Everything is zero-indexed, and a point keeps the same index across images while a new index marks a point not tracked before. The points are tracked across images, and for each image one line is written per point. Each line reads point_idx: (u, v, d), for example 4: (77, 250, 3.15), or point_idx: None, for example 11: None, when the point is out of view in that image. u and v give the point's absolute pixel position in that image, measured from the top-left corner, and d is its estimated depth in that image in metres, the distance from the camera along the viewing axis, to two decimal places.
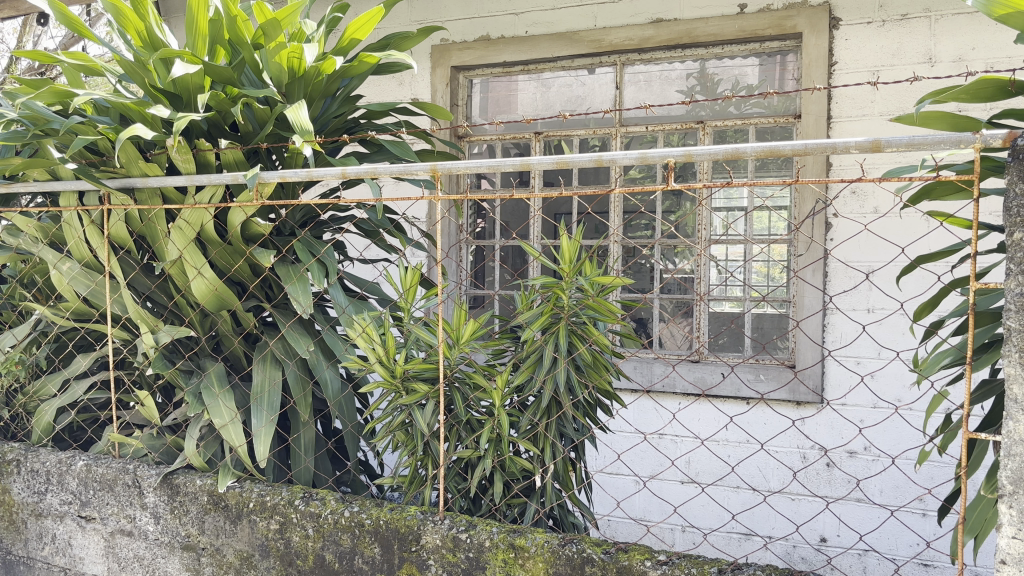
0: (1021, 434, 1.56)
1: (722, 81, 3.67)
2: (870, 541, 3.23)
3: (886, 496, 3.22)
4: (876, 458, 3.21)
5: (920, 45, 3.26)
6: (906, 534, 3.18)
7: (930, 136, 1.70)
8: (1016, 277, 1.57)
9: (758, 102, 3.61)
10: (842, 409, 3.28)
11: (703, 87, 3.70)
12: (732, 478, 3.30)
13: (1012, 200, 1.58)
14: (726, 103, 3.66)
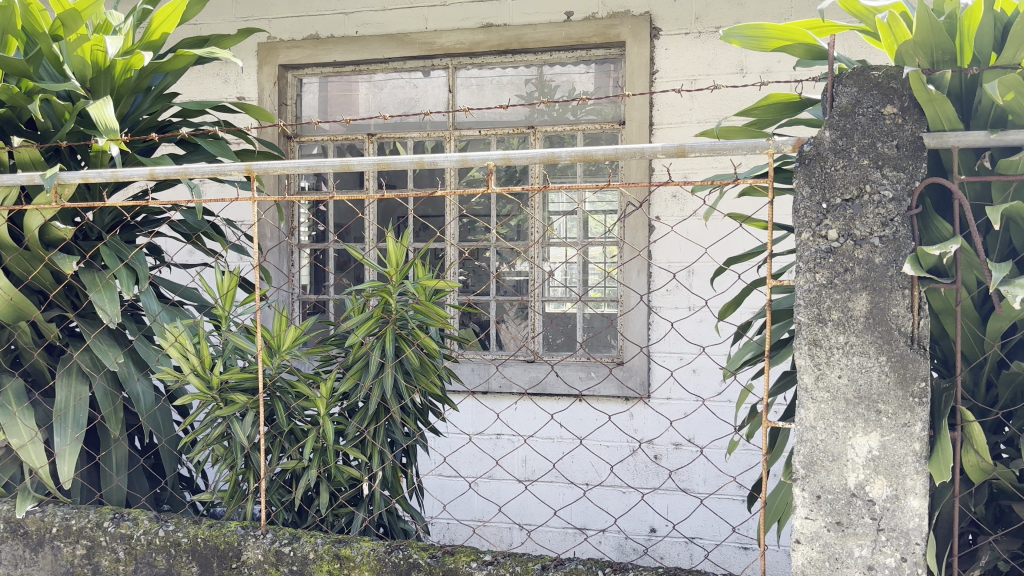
0: (811, 421, 1.68)
1: (558, 87, 3.75)
2: (693, 528, 3.39)
3: (708, 485, 3.39)
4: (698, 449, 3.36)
5: (732, 56, 3.45)
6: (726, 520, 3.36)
7: (728, 141, 1.79)
8: (805, 273, 1.69)
9: (592, 109, 3.70)
10: (667, 403, 3.42)
11: (540, 93, 3.77)
12: (563, 476, 3.37)
13: (799, 204, 1.71)
14: (563, 109, 3.75)
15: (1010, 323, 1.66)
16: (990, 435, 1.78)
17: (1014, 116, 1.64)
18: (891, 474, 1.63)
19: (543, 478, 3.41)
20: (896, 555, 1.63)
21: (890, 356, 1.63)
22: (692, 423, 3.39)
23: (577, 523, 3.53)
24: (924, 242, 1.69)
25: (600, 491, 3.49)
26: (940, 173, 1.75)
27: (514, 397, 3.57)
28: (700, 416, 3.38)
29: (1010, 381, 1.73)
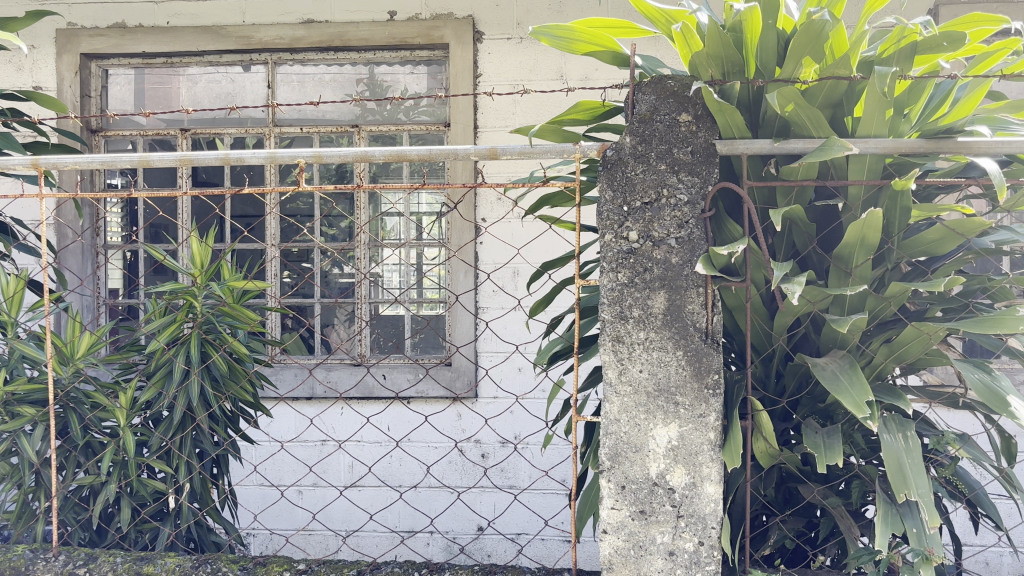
0: (616, 414, 1.75)
1: (388, 87, 3.74)
2: (519, 524, 3.45)
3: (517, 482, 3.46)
4: (508, 446, 3.43)
5: (553, 63, 3.54)
6: (531, 514, 3.44)
7: (538, 145, 1.84)
8: (608, 273, 1.76)
9: (425, 110, 3.71)
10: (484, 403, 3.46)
11: (372, 91, 3.75)
12: (378, 478, 3.35)
13: (604, 207, 1.78)
14: (396, 109, 3.72)
15: (794, 318, 1.80)
16: (778, 423, 1.91)
17: (794, 127, 1.78)
18: (689, 463, 1.72)
19: (359, 482, 3.37)
20: (694, 539, 1.72)
21: (686, 351, 1.73)
22: (509, 422, 3.44)
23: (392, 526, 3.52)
24: (718, 243, 1.80)
25: (416, 492, 3.49)
26: (731, 178, 1.87)
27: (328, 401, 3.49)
28: (514, 414, 3.44)
29: (795, 371, 1.86)
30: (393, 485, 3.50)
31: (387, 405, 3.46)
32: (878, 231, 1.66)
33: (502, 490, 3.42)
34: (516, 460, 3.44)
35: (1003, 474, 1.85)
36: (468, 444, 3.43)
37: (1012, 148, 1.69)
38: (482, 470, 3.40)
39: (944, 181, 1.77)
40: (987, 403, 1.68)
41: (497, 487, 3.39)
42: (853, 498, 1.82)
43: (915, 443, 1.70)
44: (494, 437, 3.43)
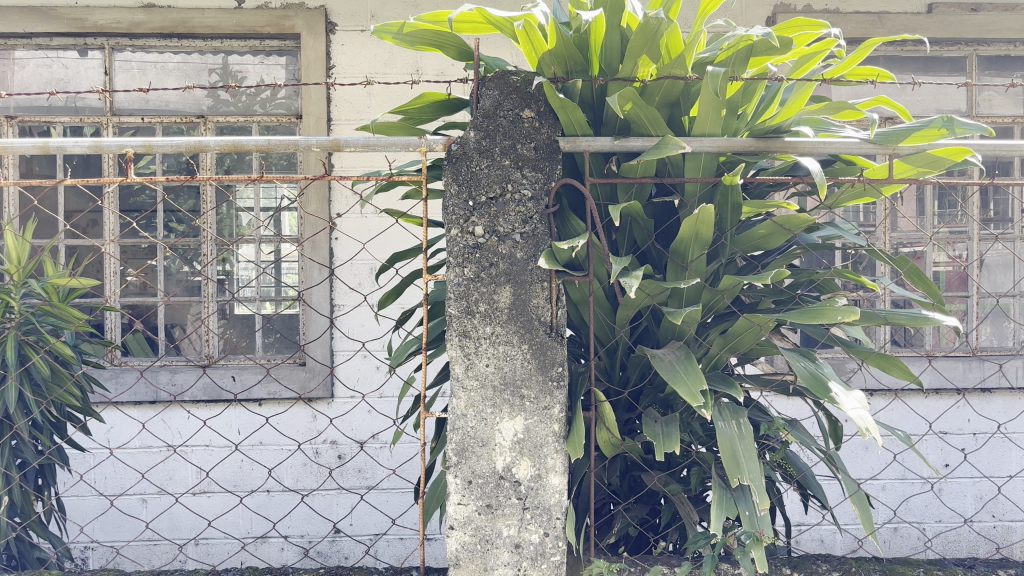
0: (462, 409, 1.74)
1: (244, 77, 3.59)
2: (374, 525, 3.40)
3: (363, 482, 3.41)
4: (354, 446, 3.37)
5: (408, 58, 3.52)
6: (376, 515, 3.40)
7: (383, 138, 1.80)
8: (454, 268, 1.75)
9: (282, 102, 3.60)
10: (335, 403, 3.39)
11: (226, 81, 3.59)
12: (219, 484, 3.23)
13: (450, 200, 1.77)
14: (251, 100, 3.60)
15: (635, 310, 1.85)
16: (623, 413, 1.96)
17: (634, 126, 1.82)
18: (534, 455, 1.74)
19: (199, 488, 3.24)
20: (540, 531, 1.73)
21: (531, 345, 1.74)
22: (355, 421, 3.39)
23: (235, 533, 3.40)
24: (562, 238, 1.83)
25: (260, 497, 3.38)
26: (575, 175, 1.90)
27: (160, 405, 3.32)
28: (362, 414, 3.39)
29: (638, 362, 1.91)
30: (234, 490, 3.38)
31: (224, 408, 3.33)
32: (711, 227, 1.73)
33: (347, 491, 3.37)
34: (361, 461, 3.39)
35: (828, 456, 1.94)
36: (312, 446, 3.35)
37: (832, 148, 1.81)
38: (334, 471, 3.34)
39: (773, 179, 1.86)
40: (811, 389, 1.77)
41: (342, 489, 3.33)
42: (692, 484, 1.88)
43: (747, 429, 1.77)
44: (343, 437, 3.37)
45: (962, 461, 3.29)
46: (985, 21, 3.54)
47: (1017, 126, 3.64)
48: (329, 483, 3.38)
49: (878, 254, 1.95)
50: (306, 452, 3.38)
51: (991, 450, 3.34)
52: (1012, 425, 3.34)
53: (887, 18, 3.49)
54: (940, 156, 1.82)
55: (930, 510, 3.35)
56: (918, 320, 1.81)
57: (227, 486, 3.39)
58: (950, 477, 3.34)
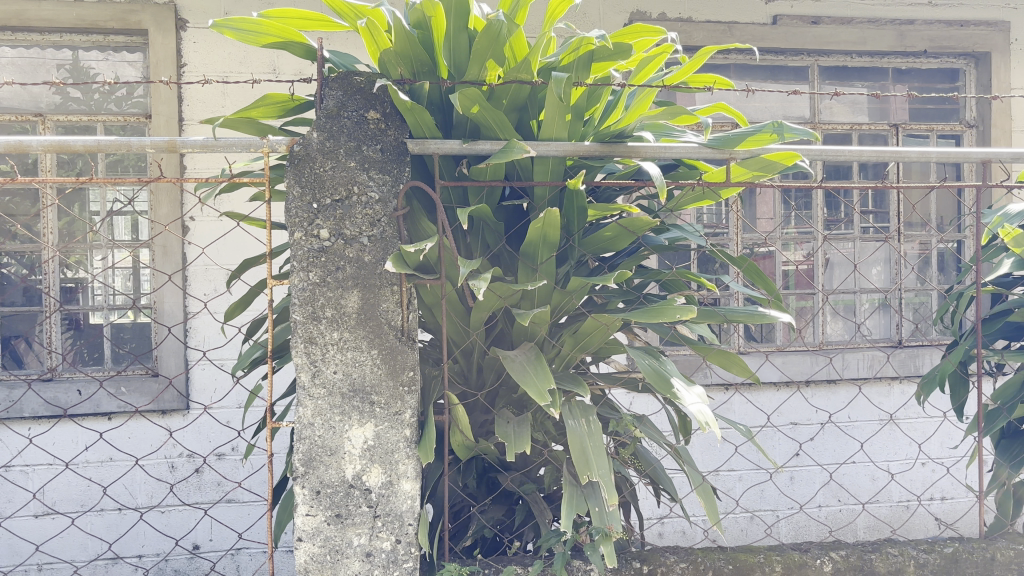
0: (309, 418, 1.70)
1: (96, 75, 3.41)
2: (218, 540, 3.30)
3: (206, 497, 3.30)
4: (195, 460, 3.25)
5: (264, 57, 3.42)
6: (219, 529, 3.30)
7: (223, 139, 1.74)
8: (298, 272, 1.71)
9: (137, 101, 3.43)
10: (180, 415, 3.26)
11: (73, 78, 3.39)
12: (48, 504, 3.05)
13: (294, 204, 1.72)
14: (102, 97, 3.41)
15: (489, 312, 1.84)
16: (478, 416, 1.96)
17: (483, 129, 1.82)
18: (385, 462, 1.72)
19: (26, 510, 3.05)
20: (391, 538, 1.71)
21: (381, 350, 1.72)
22: (197, 434, 3.27)
23: (67, 557, 3.21)
24: (412, 241, 1.82)
25: (95, 517, 3.21)
26: (425, 177, 1.88)
27: None
28: (205, 426, 3.28)
29: (492, 364, 1.91)
30: (66, 511, 3.20)
31: (53, 425, 3.15)
32: (558, 230, 1.76)
33: (187, 506, 3.25)
34: (203, 474, 3.28)
35: (675, 450, 2.01)
36: (149, 460, 3.22)
37: (672, 153, 1.87)
38: (175, 486, 3.22)
39: (619, 182, 1.90)
40: (656, 386, 1.82)
41: (182, 504, 3.21)
42: (546, 483, 1.90)
43: (596, 426, 1.81)
44: (191, 450, 3.25)
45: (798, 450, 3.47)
46: (825, 34, 3.74)
47: (855, 133, 3.89)
48: (170, 498, 3.25)
49: (720, 255, 2.02)
50: (145, 467, 3.24)
51: (826, 439, 3.54)
52: (844, 414, 3.56)
53: (736, 28, 3.64)
54: (773, 160, 1.92)
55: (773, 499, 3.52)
56: (755, 318, 1.93)
57: (59, 507, 3.20)
58: (791, 466, 3.53)
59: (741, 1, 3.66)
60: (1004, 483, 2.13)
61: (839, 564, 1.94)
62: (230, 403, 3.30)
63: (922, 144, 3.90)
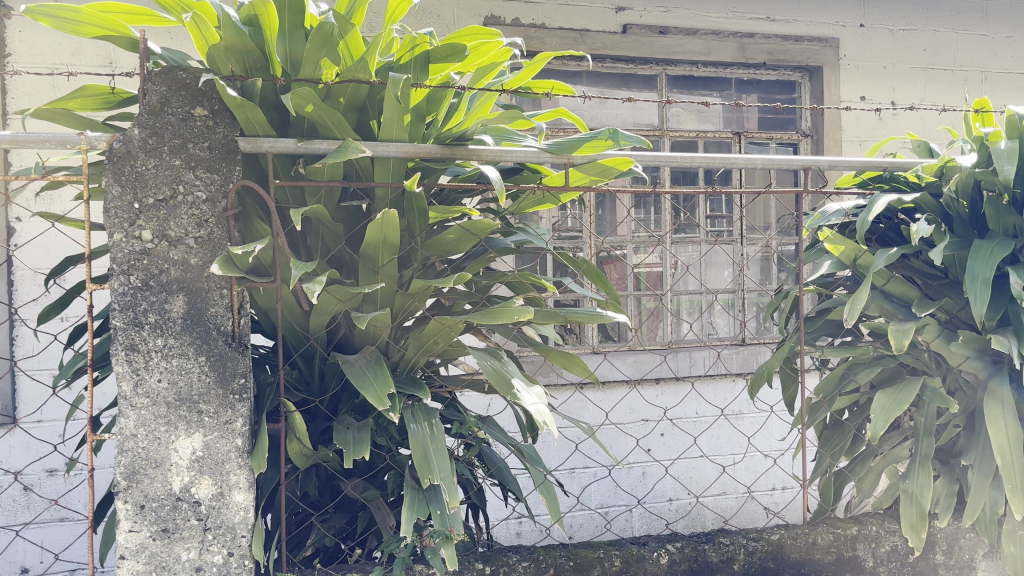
0: (132, 429, 1.62)
1: None
2: (33, 563, 3.10)
3: (22, 517, 3.10)
4: (9, 477, 3.04)
5: (99, 49, 3.24)
6: (35, 551, 3.10)
7: (35, 134, 1.63)
8: (118, 276, 1.62)
9: None
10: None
11: None
12: None
13: (115, 204, 1.63)
14: None
15: (328, 316, 1.79)
16: (319, 423, 1.90)
17: (320, 129, 1.77)
18: (214, 474, 1.65)
19: None
20: (222, 551, 1.65)
21: (209, 357, 1.65)
22: (11, 450, 3.06)
23: None
24: (246, 242, 1.75)
25: None
26: (259, 177, 1.81)
27: None
28: (20, 441, 3.07)
29: (334, 370, 1.86)
30: None
31: None
32: (397, 231, 1.73)
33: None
34: (18, 492, 3.07)
35: (517, 450, 2.02)
36: None
37: (512, 156, 1.88)
38: None
39: (460, 184, 1.90)
40: (496, 387, 1.83)
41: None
42: (388, 489, 1.86)
43: (438, 429, 1.79)
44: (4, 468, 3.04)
45: (634, 447, 3.58)
46: (672, 44, 3.87)
47: (701, 141, 4.04)
48: None
49: (561, 257, 2.06)
50: None
51: (662, 436, 3.69)
52: (677, 411, 3.70)
53: (588, 36, 3.73)
54: (609, 165, 1.98)
55: (611, 497, 3.62)
56: (595, 318, 1.98)
57: None
58: (629, 464, 3.65)
59: (592, 10, 3.75)
60: (826, 471, 2.26)
61: (674, 556, 2.01)
62: (50, 417, 3.11)
63: (762, 152, 4.10)
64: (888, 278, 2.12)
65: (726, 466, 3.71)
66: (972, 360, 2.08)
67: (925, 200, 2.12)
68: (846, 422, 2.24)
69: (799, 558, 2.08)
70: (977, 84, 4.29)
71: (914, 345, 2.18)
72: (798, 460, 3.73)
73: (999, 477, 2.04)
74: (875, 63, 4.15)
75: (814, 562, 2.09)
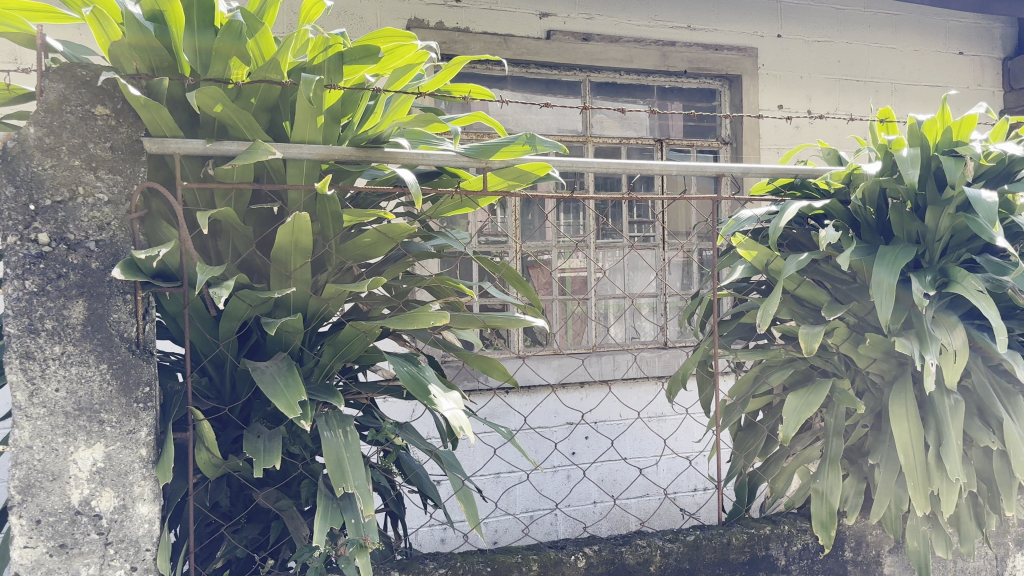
0: (27, 441, 1.54)
1: None
2: None
3: None
4: None
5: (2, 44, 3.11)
6: None
7: None
8: (11, 281, 1.55)
9: None
10: None
11: None
12: None
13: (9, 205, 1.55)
14: None
15: (239, 322, 1.75)
16: (228, 432, 1.85)
17: (230, 130, 1.73)
18: (117, 485, 1.59)
19: None
20: (125, 566, 1.59)
21: (111, 365, 1.60)
22: None
23: None
24: (151, 245, 1.70)
25: None
26: (165, 179, 1.76)
27: None
28: None
29: (245, 377, 1.82)
30: None
31: None
32: (309, 234, 1.70)
33: None
34: None
35: (435, 455, 2.00)
36: None
37: (429, 160, 1.87)
38: None
39: (375, 188, 1.88)
40: (412, 393, 1.81)
41: None
42: (302, 498, 1.83)
43: (353, 437, 1.76)
44: None
45: (551, 450, 3.60)
46: (594, 50, 3.91)
47: (624, 147, 4.09)
48: None
49: (480, 261, 2.05)
50: None
51: (580, 440, 3.72)
52: (593, 415, 3.73)
53: (512, 41, 3.74)
54: (526, 170, 1.99)
55: (529, 502, 3.62)
56: (513, 322, 1.98)
57: None
58: (547, 467, 3.66)
59: (515, 15, 3.75)
60: (740, 472, 2.30)
61: (592, 559, 2.02)
62: None
63: (683, 159, 4.17)
64: (799, 282, 2.17)
65: (643, 468, 3.76)
66: (879, 362, 2.15)
67: (834, 206, 2.18)
68: (759, 424, 2.29)
69: (714, 559, 2.11)
70: (887, 95, 4.44)
71: (825, 347, 2.23)
72: (713, 461, 3.80)
73: (903, 475, 2.11)
74: (791, 73, 4.26)
75: (728, 562, 2.12)
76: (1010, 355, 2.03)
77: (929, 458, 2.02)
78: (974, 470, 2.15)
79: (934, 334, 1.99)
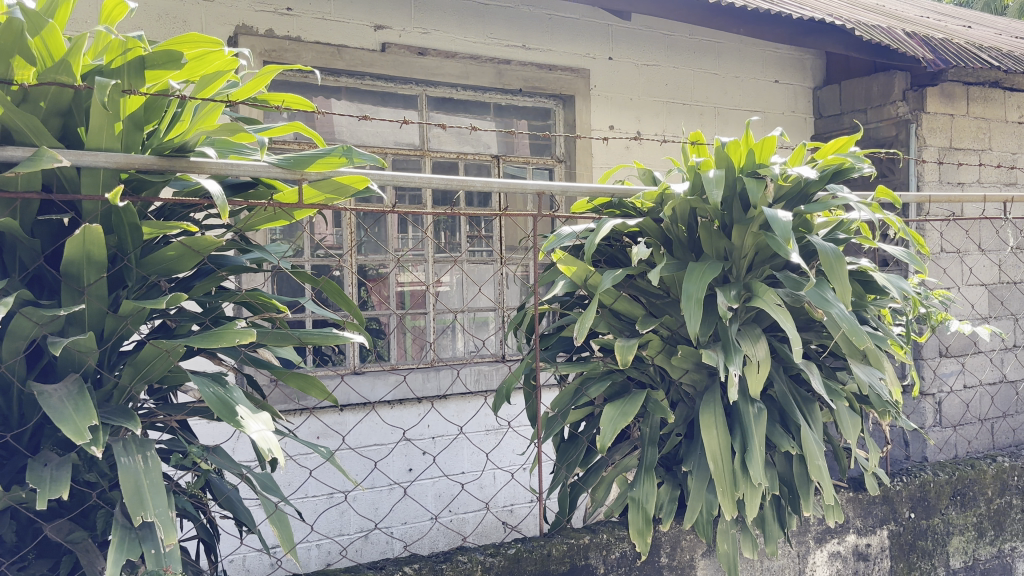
0: None
1: None
2: None
3: None
4: None
5: None
6: None
7: None
8: None
9: None
10: None
11: None
12: None
13: None
14: None
15: (25, 341, 1.62)
16: (13, 462, 1.70)
17: (15, 134, 1.61)
18: None
19: None
20: None
21: None
22: None
23: None
24: None
25: None
26: None
27: None
28: None
29: (32, 401, 1.69)
30: None
31: None
32: (102, 246, 1.60)
33: None
34: None
35: (248, 478, 1.92)
36: None
37: (240, 170, 1.82)
38: None
39: (181, 199, 1.79)
40: (218, 413, 1.72)
41: None
42: (97, 530, 1.70)
43: (153, 462, 1.66)
44: None
45: (374, 469, 3.56)
46: (430, 65, 3.91)
47: (461, 163, 4.10)
48: None
49: (297, 275, 1.98)
50: None
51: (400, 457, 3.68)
52: (417, 431, 3.73)
53: (345, 52, 3.68)
54: (344, 183, 1.93)
55: (351, 522, 3.55)
56: (330, 338, 1.92)
57: None
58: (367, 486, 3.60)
59: (349, 26, 3.71)
60: (562, 484, 2.31)
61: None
62: None
63: (520, 176, 4.23)
64: (615, 297, 2.25)
65: (466, 483, 3.78)
66: (691, 373, 2.27)
67: (648, 224, 2.27)
68: (579, 435, 2.33)
69: (535, 570, 2.14)
70: (710, 119, 4.68)
71: (640, 360, 2.32)
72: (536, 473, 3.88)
73: (713, 481, 2.20)
74: (622, 94, 4.41)
75: (549, 573, 2.16)
76: (806, 365, 2.19)
77: (735, 464, 2.11)
78: (777, 474, 2.29)
79: (738, 346, 2.10)
